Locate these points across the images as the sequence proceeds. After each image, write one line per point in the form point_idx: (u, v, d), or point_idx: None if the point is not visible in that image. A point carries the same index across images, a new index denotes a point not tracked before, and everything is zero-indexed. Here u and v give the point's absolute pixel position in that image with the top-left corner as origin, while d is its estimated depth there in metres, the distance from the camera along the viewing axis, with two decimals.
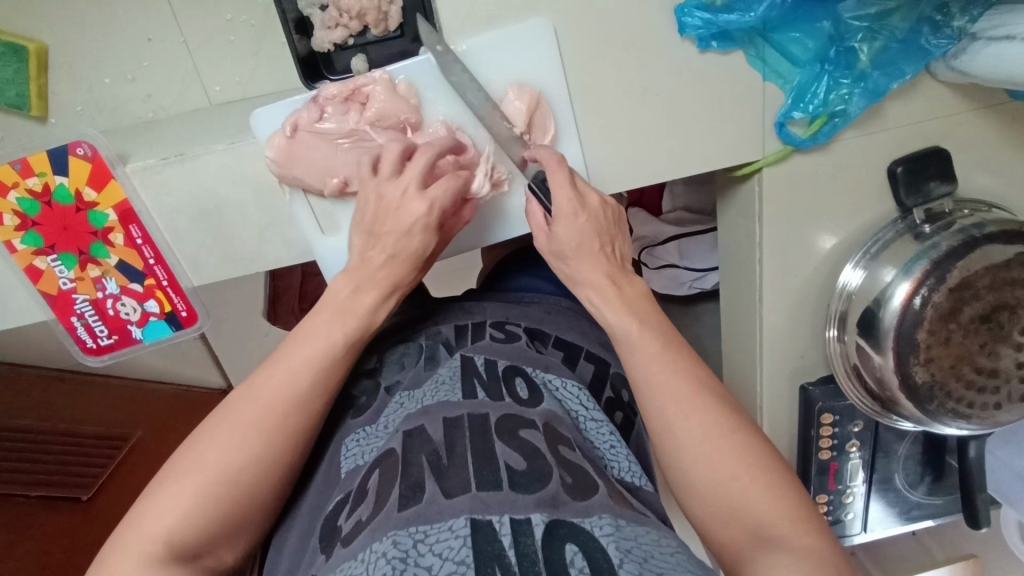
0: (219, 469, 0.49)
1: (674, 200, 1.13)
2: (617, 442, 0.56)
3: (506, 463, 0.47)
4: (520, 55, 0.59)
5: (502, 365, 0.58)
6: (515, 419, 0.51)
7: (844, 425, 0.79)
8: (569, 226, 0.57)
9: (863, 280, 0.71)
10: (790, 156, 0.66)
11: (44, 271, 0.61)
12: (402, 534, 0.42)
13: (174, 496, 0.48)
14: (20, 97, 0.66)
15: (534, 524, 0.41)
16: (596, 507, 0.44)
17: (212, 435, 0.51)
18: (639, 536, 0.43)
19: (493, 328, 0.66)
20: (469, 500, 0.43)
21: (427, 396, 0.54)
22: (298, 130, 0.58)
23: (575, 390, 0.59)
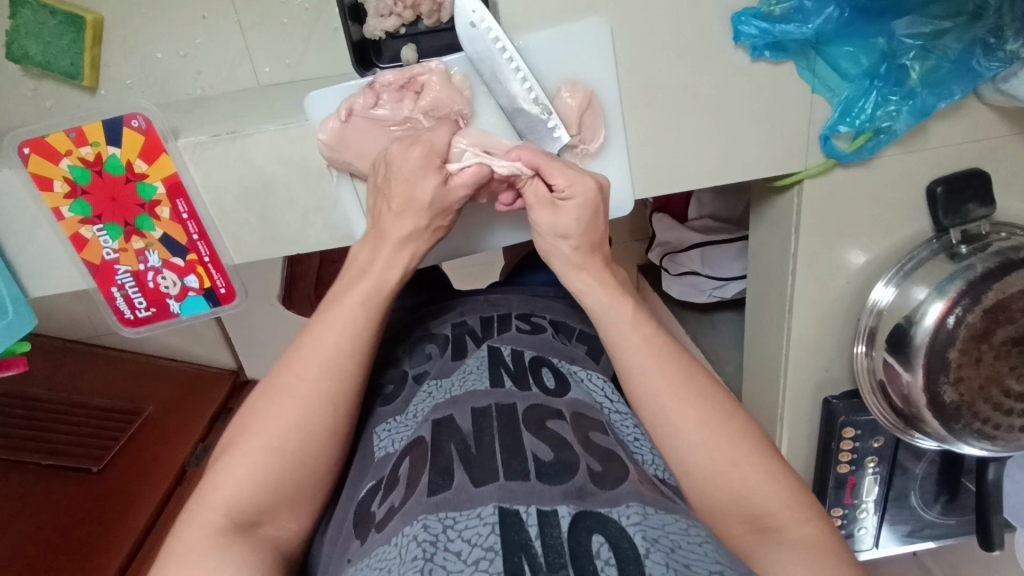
0: (292, 419, 0.50)
1: (701, 208, 1.15)
2: (642, 436, 0.55)
3: (533, 453, 0.46)
4: (577, 54, 0.60)
5: (529, 355, 0.59)
6: (542, 409, 0.51)
7: (864, 440, 0.79)
8: (579, 204, 0.55)
9: (895, 298, 0.71)
10: (831, 170, 0.67)
11: (89, 240, 0.62)
12: (432, 518, 0.42)
13: (248, 454, 0.49)
14: (73, 67, 0.67)
15: (560, 515, 0.41)
16: (624, 495, 0.44)
17: (280, 384, 0.52)
18: (667, 525, 0.42)
19: (519, 319, 0.66)
20: (496, 488, 0.43)
21: (455, 386, 0.54)
22: (352, 115, 0.58)
23: (600, 382, 0.59)
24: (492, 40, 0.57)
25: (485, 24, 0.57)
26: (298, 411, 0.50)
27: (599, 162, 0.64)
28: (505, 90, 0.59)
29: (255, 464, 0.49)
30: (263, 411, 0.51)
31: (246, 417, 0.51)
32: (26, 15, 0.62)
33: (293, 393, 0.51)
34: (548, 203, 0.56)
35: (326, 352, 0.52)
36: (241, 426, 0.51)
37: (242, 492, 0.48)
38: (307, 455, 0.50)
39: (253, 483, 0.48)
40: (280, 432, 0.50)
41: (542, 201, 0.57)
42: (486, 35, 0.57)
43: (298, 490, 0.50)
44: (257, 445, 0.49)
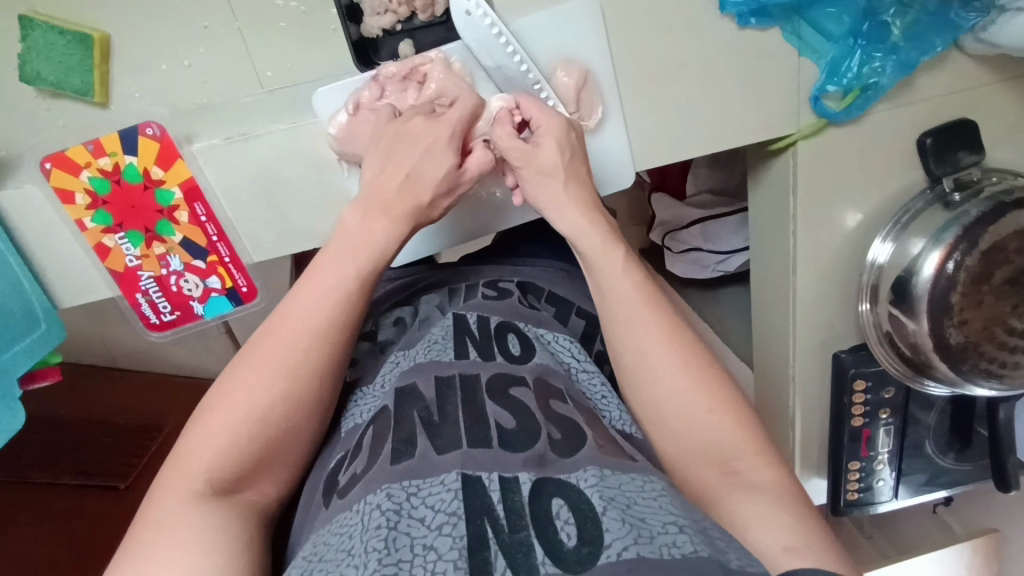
0: (275, 390, 0.52)
1: (698, 183, 1.15)
2: (608, 393, 0.58)
3: (496, 421, 0.49)
4: (570, 34, 0.62)
5: (494, 322, 0.60)
6: (505, 377, 0.53)
7: (876, 391, 0.81)
8: (556, 140, 0.60)
9: (893, 252, 0.73)
10: (825, 130, 0.69)
11: (111, 249, 0.64)
12: (395, 487, 0.44)
13: (226, 416, 0.51)
14: (85, 84, 0.68)
15: (521, 481, 0.43)
16: (582, 461, 0.46)
17: (262, 352, 0.54)
18: (622, 484, 0.45)
19: (486, 286, 0.68)
20: (460, 456, 0.46)
21: (420, 354, 0.56)
22: (359, 108, 0.61)
23: (567, 344, 0.61)
24: (488, 26, 0.59)
25: (481, 11, 0.59)
26: (280, 381, 0.53)
27: (598, 137, 0.67)
28: (503, 73, 0.62)
29: (236, 433, 0.51)
30: (242, 377, 0.53)
31: (221, 387, 0.53)
32: (36, 37, 0.66)
33: (274, 361, 0.53)
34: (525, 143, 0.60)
35: (308, 326, 0.54)
36: (218, 393, 0.53)
37: (221, 458, 0.50)
38: (283, 420, 0.52)
39: (230, 452, 0.50)
40: (259, 401, 0.52)
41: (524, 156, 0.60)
42: (482, 21, 0.59)
43: (269, 459, 0.52)
44: (239, 413, 0.51)
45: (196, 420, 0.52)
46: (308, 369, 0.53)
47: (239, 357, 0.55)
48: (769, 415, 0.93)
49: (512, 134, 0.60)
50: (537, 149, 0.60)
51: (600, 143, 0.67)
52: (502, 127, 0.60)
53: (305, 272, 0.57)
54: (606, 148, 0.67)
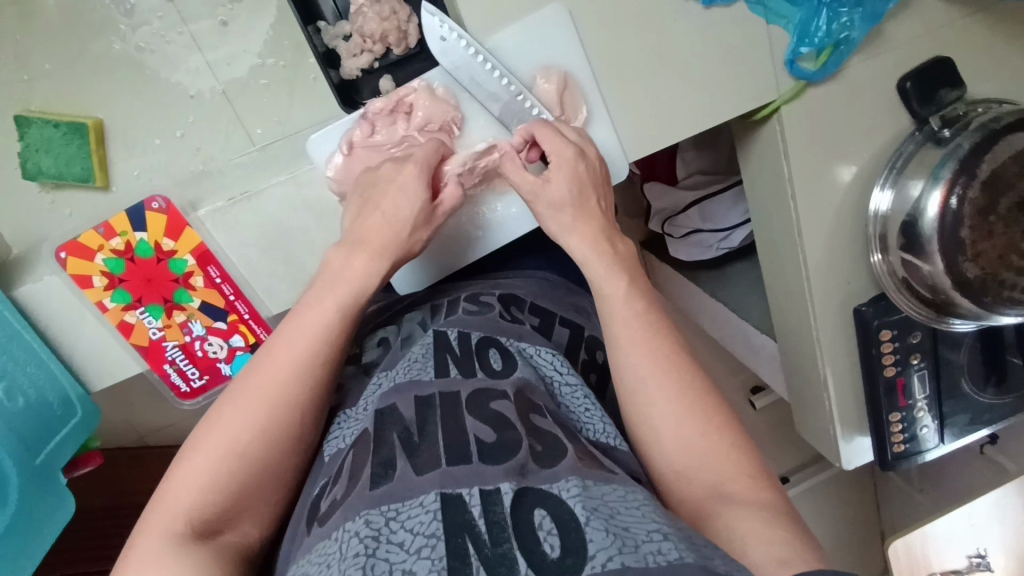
0: (256, 426, 0.53)
1: (687, 167, 1.17)
2: (592, 405, 0.59)
3: (475, 436, 0.49)
4: (544, 42, 0.63)
5: (474, 337, 0.61)
6: (486, 392, 0.54)
7: (903, 338, 0.81)
8: (567, 173, 0.61)
9: (893, 198, 0.74)
10: (805, 91, 0.70)
11: (134, 325, 0.65)
12: (374, 512, 0.44)
13: (207, 455, 0.52)
14: (84, 170, 0.69)
15: (503, 493, 0.45)
16: (564, 470, 0.47)
17: (245, 390, 0.54)
18: (605, 494, 0.46)
19: (468, 302, 0.68)
20: (438, 475, 0.46)
21: (399, 374, 0.56)
22: (353, 147, 0.62)
23: (549, 357, 0.62)
24: (464, 47, 0.61)
25: (454, 35, 0.60)
26: (263, 417, 0.53)
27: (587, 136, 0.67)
28: (485, 91, 0.63)
29: (217, 473, 0.51)
30: (224, 416, 0.53)
31: (203, 429, 0.53)
32: (33, 133, 0.67)
33: (256, 399, 0.54)
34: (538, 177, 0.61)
35: (289, 364, 0.54)
36: (200, 433, 0.53)
37: (202, 499, 0.50)
38: (262, 456, 0.53)
39: (211, 492, 0.51)
40: (241, 439, 0.52)
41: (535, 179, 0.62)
42: (458, 44, 0.60)
43: (251, 498, 0.52)
44: (220, 451, 0.52)
45: (178, 463, 0.52)
46: (291, 403, 0.54)
47: (223, 399, 0.55)
48: (800, 381, 0.93)
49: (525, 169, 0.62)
50: (546, 183, 0.61)
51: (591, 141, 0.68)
52: (516, 164, 0.62)
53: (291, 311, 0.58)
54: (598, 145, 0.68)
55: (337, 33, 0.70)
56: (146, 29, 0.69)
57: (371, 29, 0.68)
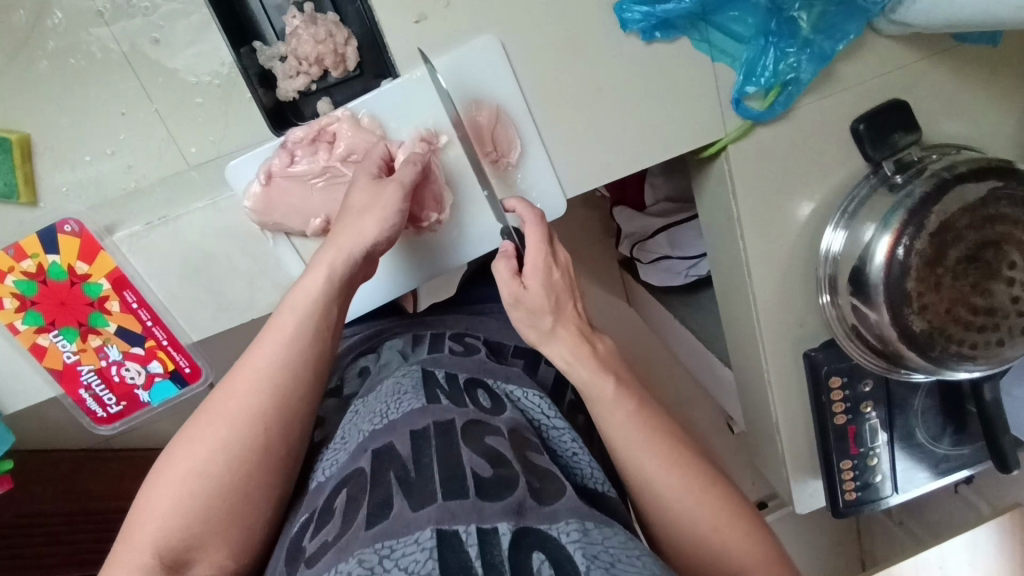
0: (220, 448, 0.50)
1: (655, 193, 1.13)
2: (580, 449, 0.57)
3: (472, 470, 0.45)
4: (475, 73, 0.61)
5: (462, 377, 0.58)
6: (480, 425, 0.50)
7: (853, 386, 0.78)
8: (543, 281, 0.56)
9: (845, 241, 0.71)
10: (752, 131, 0.68)
11: (47, 348, 0.63)
12: (368, 551, 0.40)
13: (172, 481, 0.49)
14: (8, 186, 0.67)
15: (501, 533, 0.41)
16: (563, 512, 0.45)
17: (210, 412, 0.52)
18: (606, 539, 0.43)
19: (452, 340, 0.66)
20: (435, 510, 0.42)
21: (390, 409, 0.51)
22: (272, 176, 0.60)
23: (537, 400, 0.59)
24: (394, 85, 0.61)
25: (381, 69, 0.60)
26: (227, 437, 0.51)
27: (522, 171, 0.65)
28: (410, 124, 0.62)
29: (180, 498, 0.49)
30: (189, 439, 0.51)
31: (169, 453, 0.51)
32: None
33: (222, 419, 0.51)
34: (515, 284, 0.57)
35: (254, 383, 0.52)
36: (165, 458, 0.51)
37: (165, 526, 0.48)
38: (229, 480, 0.50)
39: (176, 518, 0.48)
40: (205, 463, 0.50)
41: (509, 269, 0.57)
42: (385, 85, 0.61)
43: (220, 524, 0.49)
44: (182, 477, 0.49)
45: (145, 490, 0.50)
46: (259, 423, 0.51)
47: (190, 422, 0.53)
48: (756, 419, 0.90)
49: (513, 271, 0.57)
50: (523, 291, 0.56)
51: (526, 178, 0.66)
52: (503, 267, 0.57)
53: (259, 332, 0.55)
54: (535, 178, 0.66)
55: (273, 53, 0.68)
56: (75, 45, 0.68)
57: (305, 52, 0.66)
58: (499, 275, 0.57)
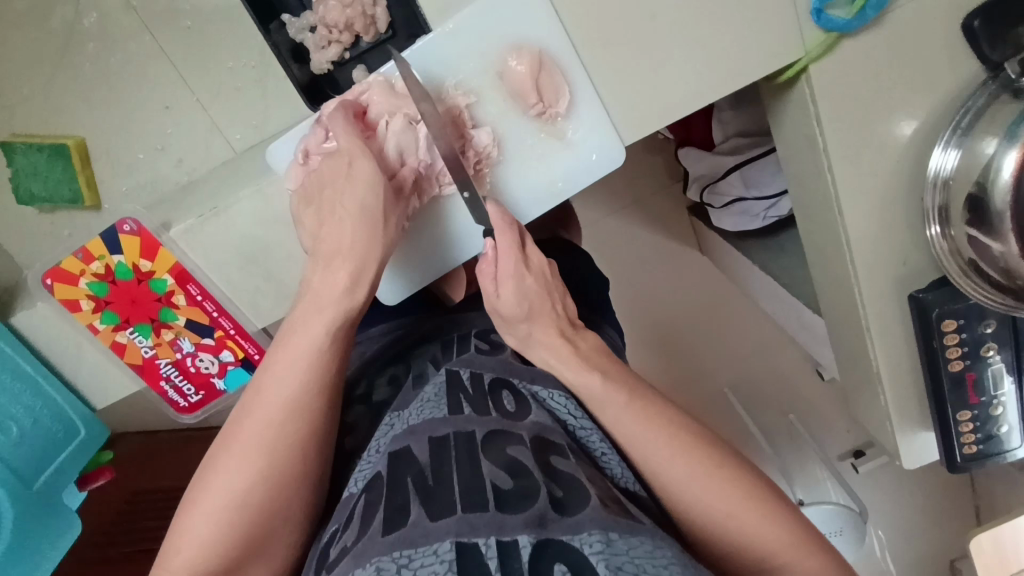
0: (257, 471, 0.48)
1: (724, 128, 1.03)
2: (609, 449, 0.54)
3: (492, 482, 0.45)
4: (513, 17, 0.56)
5: (488, 377, 0.56)
6: (504, 434, 0.49)
7: (972, 328, 0.68)
8: (515, 287, 0.58)
9: (960, 160, 0.61)
10: (838, 44, 0.59)
11: (126, 345, 0.67)
12: (385, 559, 0.40)
13: (209, 505, 0.48)
14: (74, 193, 0.82)
15: (520, 545, 0.40)
16: (586, 521, 0.42)
17: (240, 433, 0.50)
18: (632, 549, 0.41)
19: (478, 339, 0.64)
20: (454, 522, 0.42)
21: (412, 417, 0.51)
22: (309, 155, 0.58)
23: (564, 401, 0.56)
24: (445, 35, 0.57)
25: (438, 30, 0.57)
26: (263, 458, 0.49)
27: (573, 121, 0.60)
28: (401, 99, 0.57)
29: (220, 523, 0.47)
30: (220, 463, 0.49)
31: (201, 476, 0.49)
32: (23, 160, 0.80)
33: (257, 438, 0.49)
34: (489, 291, 0.58)
35: (280, 400, 0.50)
36: (197, 481, 0.49)
37: (206, 549, 0.47)
38: (267, 502, 0.48)
39: (217, 541, 0.47)
40: (242, 485, 0.48)
41: (488, 274, 0.58)
42: (432, 39, 0.57)
43: (264, 543, 0.48)
44: (219, 500, 0.48)
45: (181, 514, 0.48)
46: (291, 443, 0.50)
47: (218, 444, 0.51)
48: (853, 370, 0.82)
49: (491, 272, 0.58)
50: (498, 298, 0.58)
51: (579, 128, 0.60)
52: (485, 275, 0.58)
53: (276, 342, 0.53)
54: (589, 127, 0.60)
55: (302, 25, 0.66)
56: (112, 45, 0.82)
57: (334, 18, 0.64)
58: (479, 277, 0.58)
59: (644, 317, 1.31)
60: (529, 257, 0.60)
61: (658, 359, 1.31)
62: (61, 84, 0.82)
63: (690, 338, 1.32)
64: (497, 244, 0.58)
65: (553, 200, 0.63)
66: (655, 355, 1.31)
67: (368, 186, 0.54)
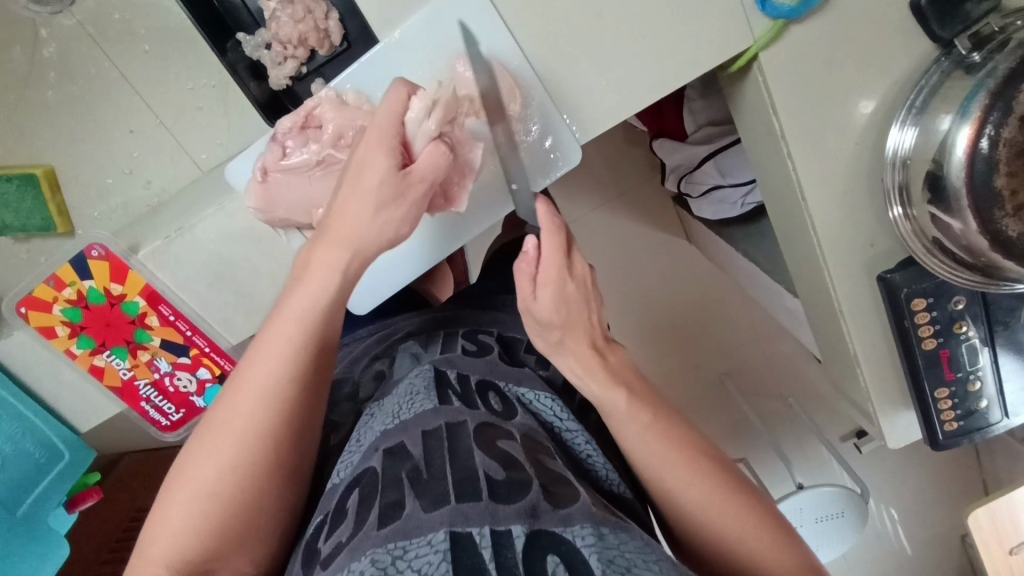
0: (231, 458, 0.47)
1: (695, 119, 1.03)
2: (594, 451, 0.56)
3: (485, 473, 0.45)
4: (458, 23, 0.57)
5: (474, 379, 0.58)
6: (493, 430, 0.50)
7: (943, 305, 0.68)
8: (554, 293, 0.56)
9: (917, 139, 0.61)
10: (786, 32, 0.59)
11: (104, 368, 0.68)
12: (381, 551, 0.39)
13: (184, 495, 0.46)
14: (44, 220, 0.81)
15: (514, 536, 0.40)
16: (577, 515, 0.43)
17: (218, 421, 0.49)
18: (623, 544, 0.41)
19: (465, 339, 0.65)
20: (448, 512, 0.41)
21: (402, 410, 0.52)
22: (268, 172, 0.58)
23: (549, 403, 0.59)
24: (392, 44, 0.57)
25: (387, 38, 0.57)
26: (239, 445, 0.48)
27: (528, 122, 0.60)
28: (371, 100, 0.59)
29: (195, 512, 0.46)
30: (196, 452, 0.47)
31: (178, 467, 0.48)
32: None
33: (234, 424, 0.48)
34: (527, 296, 0.57)
35: (258, 386, 0.49)
36: (174, 473, 0.48)
37: (181, 541, 0.45)
38: (244, 491, 0.47)
39: (192, 533, 0.45)
40: (217, 473, 0.47)
41: (527, 276, 0.56)
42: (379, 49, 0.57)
43: (244, 534, 0.47)
44: (194, 489, 0.46)
45: (157, 507, 0.47)
46: (267, 430, 0.48)
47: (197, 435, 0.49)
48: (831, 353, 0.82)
49: (529, 277, 0.56)
50: (535, 301, 0.56)
51: (533, 130, 0.61)
52: (523, 277, 0.56)
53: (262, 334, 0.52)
54: (544, 127, 0.61)
55: (258, 43, 0.67)
56: (74, 72, 0.83)
57: (287, 34, 0.64)
58: (517, 286, 0.57)
59: (630, 309, 1.32)
60: (575, 266, 0.57)
61: (646, 352, 1.32)
62: (28, 112, 0.83)
63: (680, 327, 1.32)
64: (540, 244, 0.55)
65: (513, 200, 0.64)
66: (643, 346, 1.32)
67: (386, 175, 0.53)
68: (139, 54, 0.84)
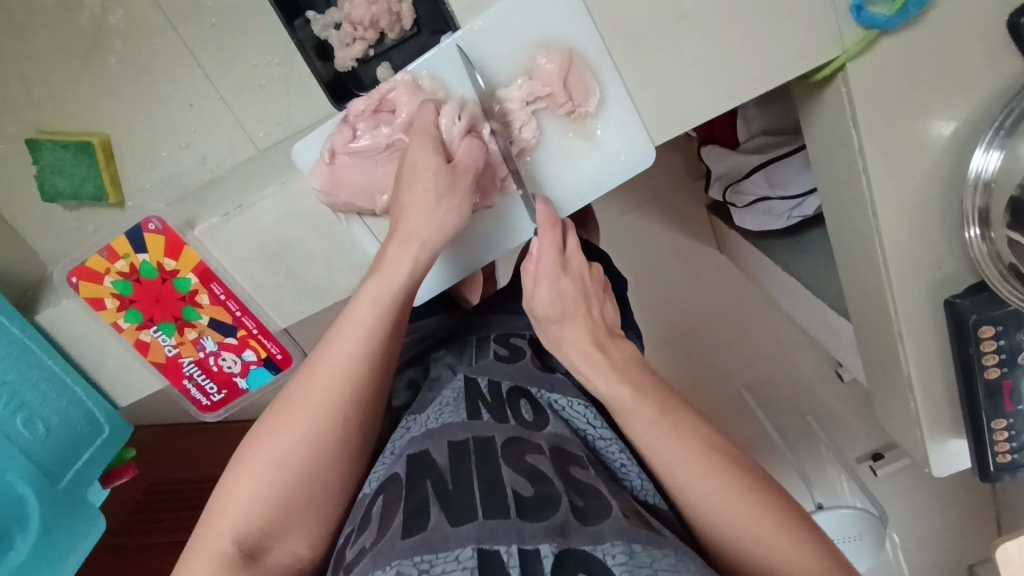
0: (305, 436, 0.47)
1: (749, 127, 1.01)
2: (628, 461, 0.53)
3: (512, 488, 0.43)
4: (543, 13, 0.55)
5: (506, 385, 0.55)
6: (522, 442, 0.48)
7: (1011, 335, 0.66)
8: (551, 288, 0.56)
9: (1002, 161, 0.59)
10: (877, 42, 0.57)
11: (150, 343, 0.67)
12: (406, 564, 0.38)
13: (255, 468, 0.46)
14: (98, 189, 0.83)
15: (543, 554, 0.38)
16: (609, 532, 0.41)
17: (294, 398, 0.49)
18: (656, 562, 0.39)
19: (497, 343, 0.63)
20: (475, 528, 0.40)
21: (430, 420, 0.51)
22: (336, 155, 0.57)
23: (582, 409, 0.56)
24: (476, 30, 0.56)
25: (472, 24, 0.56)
26: (312, 424, 0.48)
27: (602, 121, 0.59)
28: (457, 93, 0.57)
29: (267, 485, 0.46)
30: (271, 426, 0.48)
31: (250, 438, 0.48)
32: (49, 156, 0.81)
33: (310, 404, 0.48)
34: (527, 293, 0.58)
35: (337, 368, 0.49)
36: (246, 444, 0.48)
37: (251, 512, 0.46)
38: (314, 469, 0.47)
39: (261, 505, 0.46)
40: (289, 450, 0.47)
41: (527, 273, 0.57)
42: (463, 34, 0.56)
43: (307, 512, 0.47)
44: (265, 462, 0.47)
45: (226, 476, 0.47)
46: (341, 411, 0.48)
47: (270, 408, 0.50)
48: (879, 374, 0.80)
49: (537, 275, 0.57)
50: (533, 297, 0.57)
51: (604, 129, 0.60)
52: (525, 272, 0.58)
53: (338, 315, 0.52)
54: (617, 127, 0.59)
55: (327, 22, 0.66)
56: (138, 39, 0.84)
57: (359, 15, 0.63)
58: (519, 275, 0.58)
59: (662, 316, 1.30)
60: (570, 263, 0.58)
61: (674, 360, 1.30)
62: (91, 80, 0.85)
63: (710, 338, 1.30)
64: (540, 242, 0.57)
65: (580, 202, 0.62)
66: (672, 355, 1.30)
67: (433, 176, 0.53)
68: (204, 27, 0.84)
